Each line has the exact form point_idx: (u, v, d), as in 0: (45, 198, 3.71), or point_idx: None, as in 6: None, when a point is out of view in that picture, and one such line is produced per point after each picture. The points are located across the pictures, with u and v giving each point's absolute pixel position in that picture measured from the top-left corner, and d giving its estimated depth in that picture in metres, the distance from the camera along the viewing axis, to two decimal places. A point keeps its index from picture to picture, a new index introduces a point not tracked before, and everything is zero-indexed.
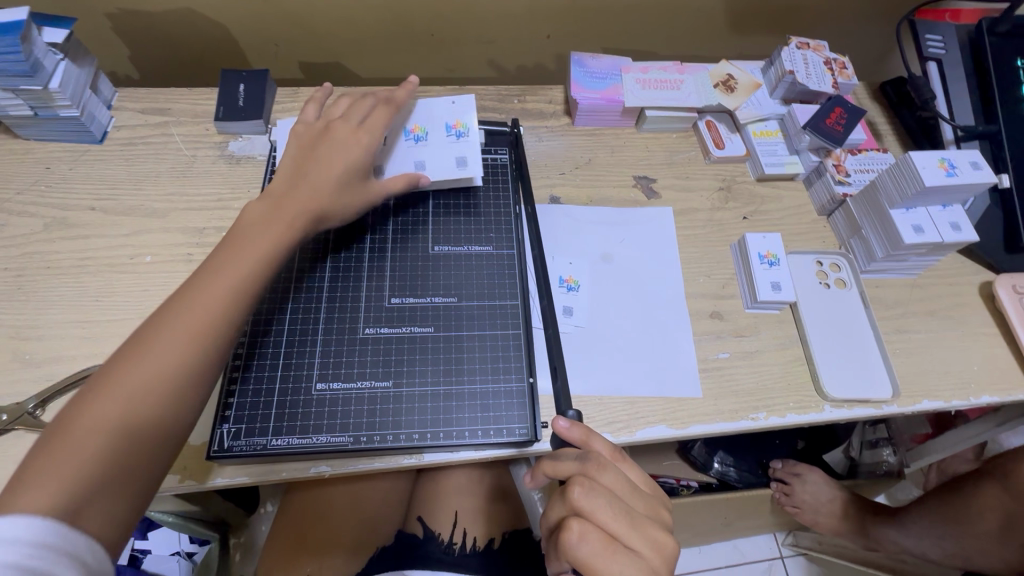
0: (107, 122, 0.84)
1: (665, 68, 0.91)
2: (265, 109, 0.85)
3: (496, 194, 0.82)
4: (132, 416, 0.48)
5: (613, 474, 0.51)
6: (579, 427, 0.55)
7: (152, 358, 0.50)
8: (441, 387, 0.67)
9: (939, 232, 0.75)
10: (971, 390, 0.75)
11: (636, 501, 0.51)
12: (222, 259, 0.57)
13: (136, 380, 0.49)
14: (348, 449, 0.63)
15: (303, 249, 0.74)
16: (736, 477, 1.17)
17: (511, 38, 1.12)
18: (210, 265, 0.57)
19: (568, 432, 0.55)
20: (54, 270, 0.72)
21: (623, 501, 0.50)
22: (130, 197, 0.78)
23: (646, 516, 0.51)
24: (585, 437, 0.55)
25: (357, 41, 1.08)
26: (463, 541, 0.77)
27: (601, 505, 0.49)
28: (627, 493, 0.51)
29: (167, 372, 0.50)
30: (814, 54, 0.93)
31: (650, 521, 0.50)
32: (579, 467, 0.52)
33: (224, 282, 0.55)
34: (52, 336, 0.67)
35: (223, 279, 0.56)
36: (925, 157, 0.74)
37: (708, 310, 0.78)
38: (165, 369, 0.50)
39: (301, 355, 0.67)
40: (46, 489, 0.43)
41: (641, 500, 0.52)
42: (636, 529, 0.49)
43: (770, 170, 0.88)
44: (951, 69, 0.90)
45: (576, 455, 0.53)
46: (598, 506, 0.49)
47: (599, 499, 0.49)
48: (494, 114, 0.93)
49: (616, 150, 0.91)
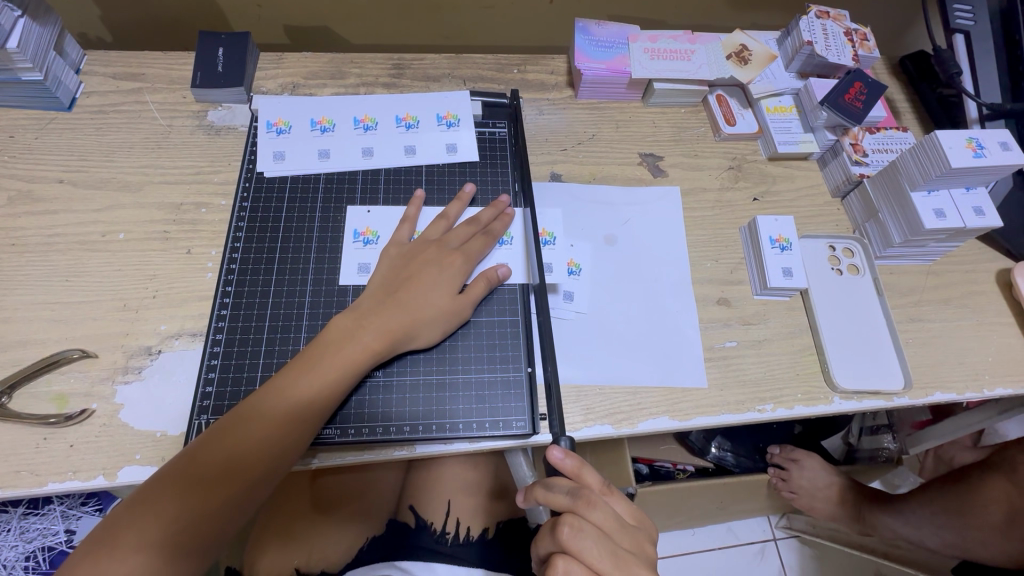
0: (76, 88, 0.78)
1: (675, 37, 0.85)
2: (246, 76, 0.79)
3: (493, 170, 0.77)
4: (234, 489, 0.52)
5: (603, 512, 0.48)
6: (573, 457, 0.51)
7: (265, 436, 0.54)
8: (434, 377, 0.63)
9: (962, 216, 0.71)
10: (984, 382, 0.72)
11: (624, 539, 0.49)
12: (340, 337, 0.59)
13: (248, 452, 0.53)
14: (334, 440, 0.59)
15: (289, 230, 0.70)
16: (734, 462, 1.15)
17: (511, 4, 1.05)
18: (331, 342, 0.59)
19: (562, 463, 0.51)
20: (20, 247, 0.67)
21: (611, 541, 0.48)
22: (101, 169, 0.73)
23: (632, 554, 0.49)
24: (578, 468, 0.51)
25: (347, 3, 1.01)
26: (456, 531, 0.75)
27: (588, 546, 0.47)
28: (616, 530, 0.49)
29: (273, 456, 0.54)
30: (834, 24, 0.87)
31: (635, 560, 0.48)
32: (569, 503, 0.49)
33: (339, 371, 0.58)
34: (19, 319, 0.63)
35: (337, 364, 0.58)
36: (952, 136, 0.69)
37: (715, 296, 0.74)
38: (272, 447, 0.54)
39: (285, 341, 0.64)
40: (157, 519, 0.49)
41: (628, 537, 0.49)
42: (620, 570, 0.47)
43: (783, 148, 0.83)
44: (980, 43, 0.84)
45: (567, 489, 0.50)
46: (585, 547, 0.47)
47: (586, 540, 0.47)
48: (492, 84, 0.87)
49: (622, 125, 0.86)
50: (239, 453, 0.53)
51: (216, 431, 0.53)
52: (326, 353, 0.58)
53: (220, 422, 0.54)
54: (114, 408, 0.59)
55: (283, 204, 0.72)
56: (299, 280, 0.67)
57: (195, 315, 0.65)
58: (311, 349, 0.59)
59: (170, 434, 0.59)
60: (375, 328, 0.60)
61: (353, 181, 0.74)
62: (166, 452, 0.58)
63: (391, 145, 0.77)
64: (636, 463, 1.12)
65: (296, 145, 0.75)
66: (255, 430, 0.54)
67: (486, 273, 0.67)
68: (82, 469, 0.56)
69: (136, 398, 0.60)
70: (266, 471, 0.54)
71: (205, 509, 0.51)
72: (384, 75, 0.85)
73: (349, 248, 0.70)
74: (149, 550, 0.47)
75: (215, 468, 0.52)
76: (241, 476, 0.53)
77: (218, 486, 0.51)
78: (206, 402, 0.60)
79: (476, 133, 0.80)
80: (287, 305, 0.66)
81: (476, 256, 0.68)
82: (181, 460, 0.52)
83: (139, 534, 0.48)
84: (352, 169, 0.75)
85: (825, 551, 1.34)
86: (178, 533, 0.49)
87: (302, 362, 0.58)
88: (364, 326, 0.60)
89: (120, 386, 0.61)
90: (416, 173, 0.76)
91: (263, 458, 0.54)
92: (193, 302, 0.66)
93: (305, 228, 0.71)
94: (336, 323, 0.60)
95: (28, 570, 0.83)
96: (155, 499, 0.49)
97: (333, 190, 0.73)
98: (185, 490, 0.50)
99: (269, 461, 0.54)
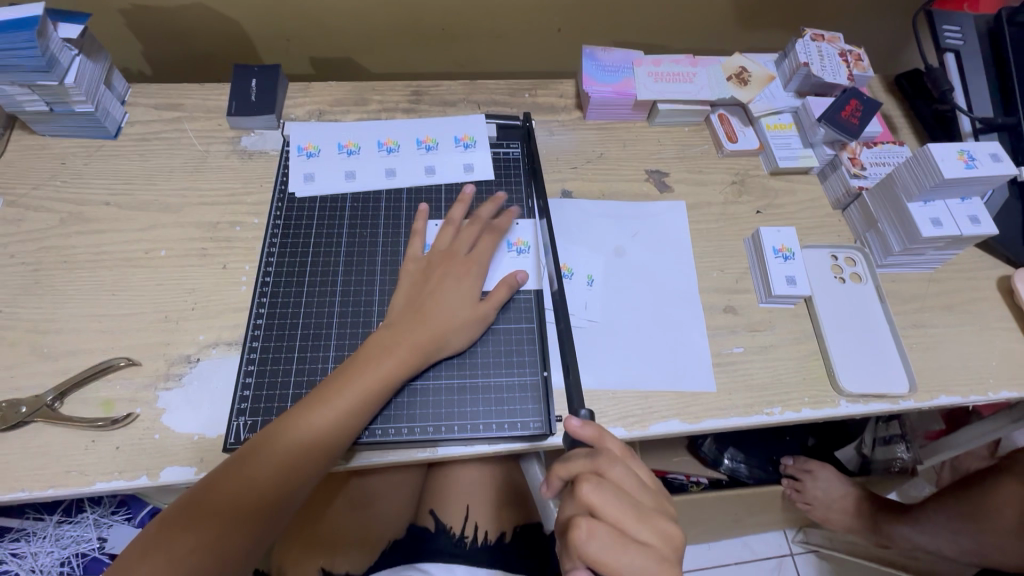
0: (121, 118, 0.85)
1: (677, 61, 0.91)
2: (276, 104, 0.85)
3: (508, 188, 0.82)
4: (283, 494, 0.57)
5: (621, 469, 0.52)
6: (591, 426, 0.56)
7: (310, 447, 0.57)
8: (455, 381, 0.67)
9: (958, 224, 0.74)
10: (989, 386, 0.74)
11: (643, 497, 0.52)
12: (377, 350, 0.63)
13: (290, 463, 0.57)
14: (363, 441, 0.63)
15: (319, 246, 0.75)
16: (747, 474, 1.16)
17: (522, 31, 1.11)
18: (370, 355, 0.63)
19: (580, 431, 0.55)
20: (71, 264, 0.72)
21: (631, 497, 0.51)
22: (144, 192, 0.79)
23: (654, 509, 0.51)
24: (597, 436, 0.55)
25: (368, 36, 1.08)
26: (474, 535, 0.77)
27: (609, 499, 0.50)
28: (635, 489, 0.52)
29: (320, 462, 0.58)
30: (828, 45, 0.92)
31: (656, 513, 0.51)
32: (589, 465, 0.52)
33: (379, 383, 0.61)
34: (70, 329, 0.68)
35: (376, 377, 0.61)
36: (944, 148, 0.73)
37: (721, 304, 0.77)
38: (318, 454, 0.58)
39: (316, 347, 0.68)
40: (203, 521, 0.53)
41: (648, 495, 0.52)
42: (642, 520, 0.50)
43: (784, 163, 0.87)
44: (969, 61, 0.89)
45: (586, 454, 0.54)
46: (608, 502, 0.50)
47: (609, 493, 0.50)
48: (505, 108, 0.92)
49: (629, 144, 0.90)
50: (288, 462, 0.57)
51: (263, 440, 0.57)
52: (364, 367, 0.62)
53: (264, 433, 0.58)
54: (156, 412, 0.64)
55: (312, 222, 0.77)
56: (328, 292, 0.72)
57: (231, 325, 0.70)
58: (350, 362, 0.63)
59: (209, 436, 0.63)
60: (406, 342, 0.64)
61: (377, 199, 0.79)
62: (206, 452, 0.62)
63: (412, 165, 0.82)
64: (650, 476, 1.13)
65: (324, 166, 0.81)
66: (302, 440, 0.57)
67: (506, 281, 0.70)
68: (127, 469, 0.60)
69: (177, 403, 0.64)
70: (314, 474, 0.58)
71: (246, 512, 0.55)
72: (404, 101, 0.91)
73: (378, 258, 0.75)
74: (202, 552, 0.52)
75: (260, 478, 0.56)
76: (290, 482, 0.57)
77: (270, 492, 0.56)
78: (243, 405, 0.64)
79: (491, 154, 0.85)
80: (317, 315, 0.70)
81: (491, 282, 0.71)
82: (226, 466, 0.56)
83: (195, 537, 0.52)
84: (376, 189, 0.80)
85: (843, 566, 1.32)
86: (225, 536, 0.53)
87: (339, 376, 0.61)
88: (394, 342, 0.64)
89: (162, 392, 0.65)
90: (436, 191, 0.81)
91: (310, 466, 0.58)
92: (229, 313, 0.70)
93: (334, 242, 0.75)
94: (373, 339, 0.64)
95: (63, 574, 0.87)
96: (205, 500, 0.54)
97: (359, 208, 0.78)
98: (231, 498, 0.54)
99: (315, 467, 0.58)
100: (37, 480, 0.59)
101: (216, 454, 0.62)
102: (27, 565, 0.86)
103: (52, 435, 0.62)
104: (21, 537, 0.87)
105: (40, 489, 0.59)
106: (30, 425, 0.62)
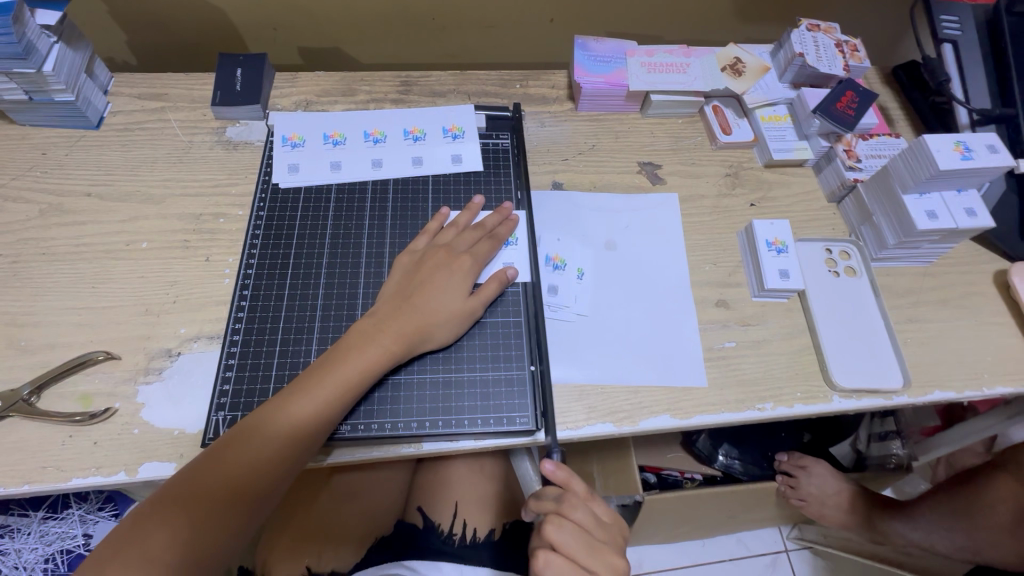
0: (104, 108, 0.83)
1: (671, 51, 0.89)
2: (262, 94, 0.84)
3: (497, 181, 0.80)
4: (263, 485, 0.56)
5: (584, 511, 0.52)
6: (564, 468, 0.53)
7: (292, 437, 0.56)
8: (441, 376, 0.66)
9: (954, 218, 0.73)
10: (984, 381, 0.73)
11: (603, 533, 0.53)
12: (360, 340, 0.62)
13: (272, 454, 0.56)
14: (345, 435, 0.61)
15: (303, 238, 0.74)
16: (741, 470, 1.14)
17: (514, 21, 1.09)
18: (351, 346, 0.61)
19: (553, 474, 0.53)
20: (49, 256, 0.71)
21: (591, 537, 0.52)
22: (126, 183, 0.77)
23: (611, 546, 0.53)
24: (567, 478, 0.54)
25: (356, 25, 1.06)
26: (463, 532, 0.76)
27: (570, 540, 0.51)
28: (597, 527, 0.53)
29: (300, 453, 0.57)
30: (824, 36, 0.91)
31: (615, 551, 0.53)
32: (553, 506, 0.53)
33: (361, 373, 0.60)
34: (48, 322, 0.66)
35: (358, 366, 0.60)
36: (940, 139, 0.72)
37: (714, 298, 0.76)
38: (300, 445, 0.57)
39: (299, 341, 0.67)
40: (179, 517, 0.51)
41: (608, 531, 0.54)
42: (599, 558, 0.51)
43: (778, 155, 0.86)
44: (967, 52, 0.87)
45: (553, 493, 0.54)
46: (566, 543, 0.51)
47: (569, 536, 0.51)
48: (495, 99, 0.91)
49: (621, 136, 0.89)
50: (268, 454, 0.55)
51: (242, 431, 0.56)
52: (348, 356, 0.60)
53: (243, 425, 0.57)
54: (135, 407, 0.62)
55: (296, 213, 0.75)
56: (311, 285, 0.70)
57: (212, 319, 0.68)
58: (331, 352, 0.61)
59: (188, 432, 0.61)
60: (393, 330, 0.63)
61: (363, 191, 0.78)
62: (186, 449, 0.61)
63: (398, 156, 0.80)
64: (643, 471, 1.12)
65: (309, 157, 0.79)
66: (283, 431, 0.56)
67: (497, 274, 0.69)
68: (105, 465, 0.59)
69: (157, 397, 0.63)
70: (296, 466, 0.57)
71: (224, 506, 0.53)
72: (393, 92, 0.90)
73: (363, 251, 0.73)
74: (179, 548, 0.50)
75: (241, 470, 0.54)
76: (270, 475, 0.56)
77: (248, 485, 0.55)
78: (223, 399, 0.63)
79: (481, 145, 0.83)
80: (300, 308, 0.69)
81: (478, 271, 0.70)
82: (206, 459, 0.54)
83: (172, 534, 0.50)
84: (362, 180, 0.78)
85: (838, 563, 1.32)
86: (204, 531, 0.52)
87: (322, 367, 0.60)
88: (379, 331, 0.63)
89: (142, 386, 0.63)
90: (423, 183, 0.79)
91: (293, 456, 0.57)
92: (211, 307, 0.69)
93: (318, 235, 0.74)
94: (356, 328, 0.63)
95: (46, 570, 0.86)
96: (182, 495, 0.52)
97: (345, 200, 0.77)
98: (209, 492, 0.53)
99: (298, 457, 0.57)
100: (12, 475, 0.58)
101: (196, 448, 0.61)
102: (10, 562, 0.86)
103: (28, 430, 0.60)
104: (5, 534, 0.86)
105: (15, 485, 0.57)
106: (5, 419, 0.60)
